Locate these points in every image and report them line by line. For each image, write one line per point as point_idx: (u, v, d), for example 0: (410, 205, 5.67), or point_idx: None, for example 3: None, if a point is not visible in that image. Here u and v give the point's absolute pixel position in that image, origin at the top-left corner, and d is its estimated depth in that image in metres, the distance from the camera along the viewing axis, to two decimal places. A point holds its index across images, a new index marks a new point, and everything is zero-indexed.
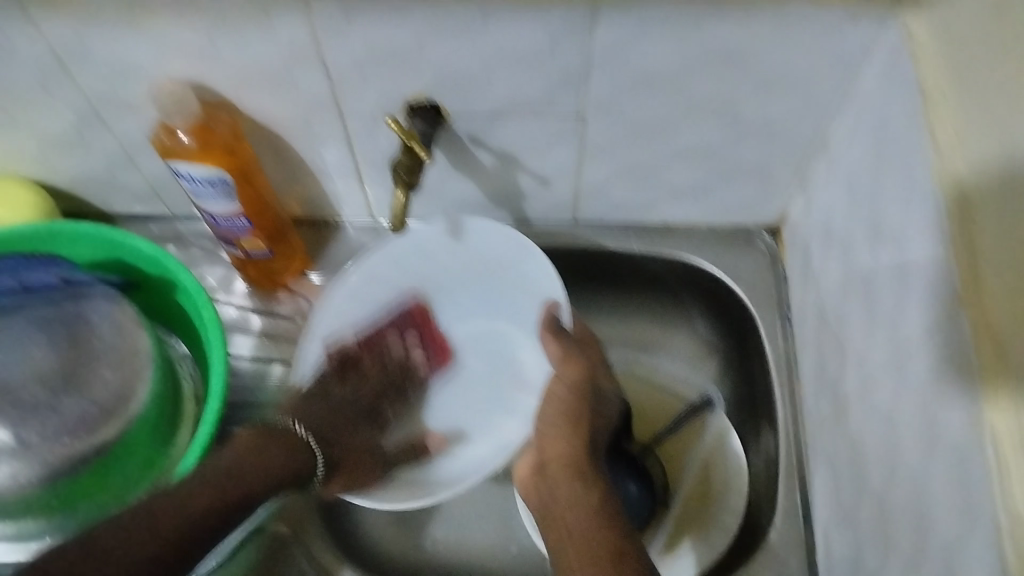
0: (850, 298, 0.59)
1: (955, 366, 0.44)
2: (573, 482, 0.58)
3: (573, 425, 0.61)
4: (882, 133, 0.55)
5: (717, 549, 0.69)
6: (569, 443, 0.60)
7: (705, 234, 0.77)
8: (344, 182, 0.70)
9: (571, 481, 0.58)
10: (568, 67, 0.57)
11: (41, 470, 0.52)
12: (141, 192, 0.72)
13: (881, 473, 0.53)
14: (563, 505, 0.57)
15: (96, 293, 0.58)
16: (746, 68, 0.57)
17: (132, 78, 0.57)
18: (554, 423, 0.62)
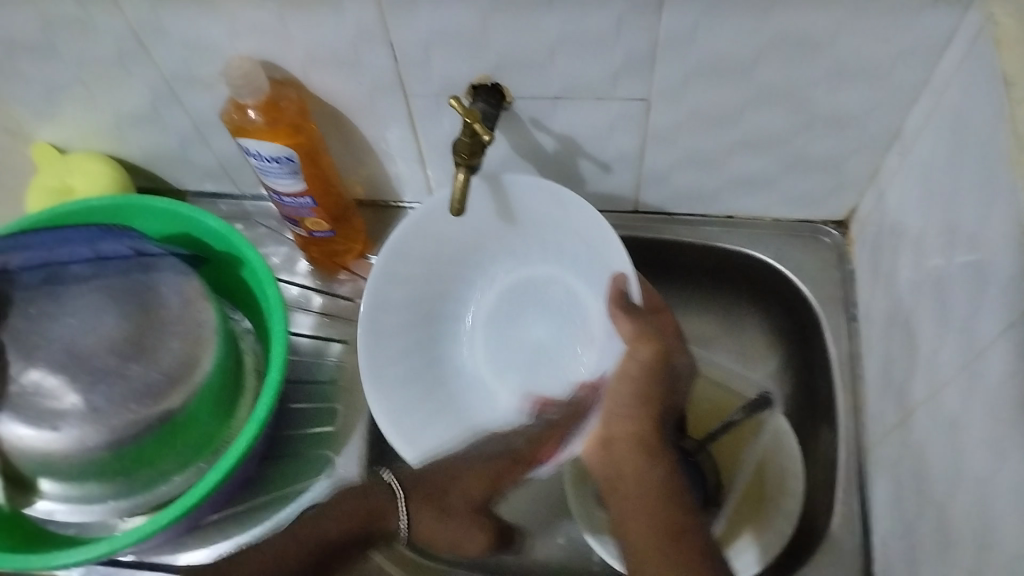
0: (920, 299, 0.57)
1: None
2: (641, 458, 0.56)
3: (642, 403, 0.57)
4: (961, 124, 0.52)
5: (775, 545, 0.67)
6: (637, 422, 0.57)
7: (769, 228, 0.75)
8: (406, 164, 0.71)
9: (638, 457, 0.56)
10: (635, 50, 0.56)
11: (109, 436, 0.54)
12: (211, 169, 0.74)
13: (945, 483, 0.51)
14: (628, 478, 0.55)
15: (166, 266, 0.61)
16: (818, 53, 0.55)
17: (205, 56, 0.59)
18: (625, 403, 0.57)
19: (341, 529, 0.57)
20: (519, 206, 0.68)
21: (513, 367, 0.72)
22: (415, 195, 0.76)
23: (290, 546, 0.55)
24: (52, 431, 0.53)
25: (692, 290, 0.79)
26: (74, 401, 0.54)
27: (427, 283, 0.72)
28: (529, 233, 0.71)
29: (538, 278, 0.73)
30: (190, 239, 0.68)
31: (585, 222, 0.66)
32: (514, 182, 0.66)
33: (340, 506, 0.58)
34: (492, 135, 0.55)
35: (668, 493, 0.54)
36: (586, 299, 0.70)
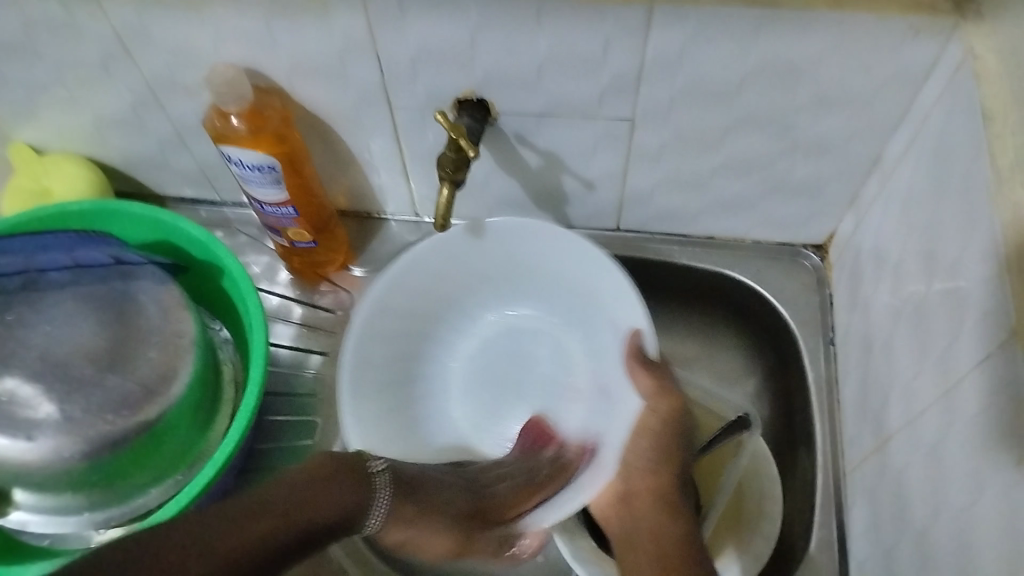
0: (898, 325, 0.57)
1: (1009, 408, 0.42)
2: (658, 512, 0.59)
3: (663, 460, 0.60)
4: (941, 154, 0.52)
5: (761, 559, 0.66)
6: (653, 476, 0.60)
7: (749, 249, 0.75)
8: (390, 177, 0.71)
9: (655, 512, 0.59)
10: (622, 71, 0.56)
11: (84, 447, 0.53)
12: (193, 176, 0.74)
13: (924, 510, 0.51)
14: (646, 536, 0.59)
15: (145, 275, 0.60)
16: (802, 80, 0.55)
17: (191, 63, 0.59)
18: (645, 457, 0.60)
19: (325, 518, 0.42)
20: (535, 246, 0.69)
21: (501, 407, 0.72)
22: (398, 207, 0.76)
23: (308, 495, 0.42)
24: (27, 441, 0.52)
25: (670, 313, 0.80)
26: (51, 411, 0.53)
27: (412, 312, 0.72)
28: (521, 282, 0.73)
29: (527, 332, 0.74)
30: (173, 248, 0.67)
31: (581, 263, 0.68)
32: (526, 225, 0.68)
33: (332, 471, 0.46)
34: (477, 151, 0.55)
35: (685, 549, 0.57)
36: (571, 352, 0.72)
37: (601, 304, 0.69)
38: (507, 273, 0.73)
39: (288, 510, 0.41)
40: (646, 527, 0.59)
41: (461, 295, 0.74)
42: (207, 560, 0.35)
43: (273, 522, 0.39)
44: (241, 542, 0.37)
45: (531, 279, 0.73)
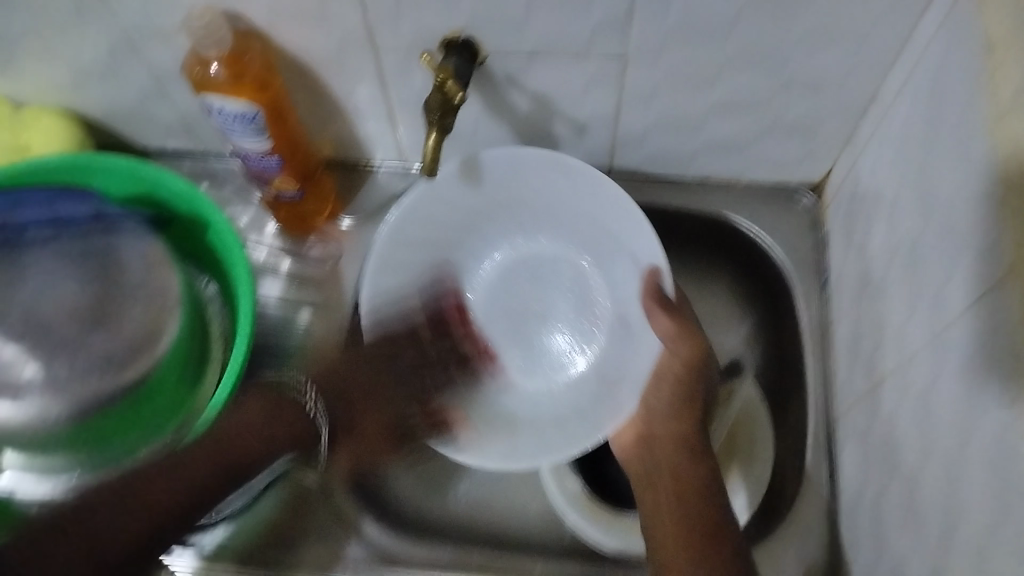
0: (893, 264, 0.57)
1: (1000, 346, 0.42)
2: (679, 453, 0.60)
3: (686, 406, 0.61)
4: (938, 89, 0.51)
5: (758, 494, 0.66)
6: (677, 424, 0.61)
7: (744, 192, 0.74)
8: (377, 124, 0.69)
9: (677, 453, 0.60)
10: (611, 10, 0.54)
11: (71, 405, 0.52)
12: (174, 127, 0.72)
13: (914, 448, 0.51)
14: (665, 473, 0.60)
15: (127, 230, 0.58)
16: (797, 15, 0.54)
17: (165, 8, 0.57)
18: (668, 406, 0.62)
19: (213, 471, 0.54)
20: (559, 182, 0.69)
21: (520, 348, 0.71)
22: (387, 155, 0.74)
23: (228, 433, 0.57)
24: (13, 402, 0.52)
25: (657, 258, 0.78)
26: (36, 371, 0.52)
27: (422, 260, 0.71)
28: (542, 216, 0.72)
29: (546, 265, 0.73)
30: (155, 203, 0.66)
31: (589, 189, 0.68)
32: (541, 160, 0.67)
33: (277, 404, 0.62)
34: (463, 96, 0.53)
35: (704, 491, 0.58)
36: (593, 286, 0.71)
37: (614, 237, 0.69)
38: (522, 204, 0.71)
39: (213, 449, 0.56)
40: (667, 467, 0.60)
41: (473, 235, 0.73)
42: (130, 526, 0.49)
43: (204, 461, 0.54)
44: (164, 487, 0.51)
45: (549, 214, 0.72)
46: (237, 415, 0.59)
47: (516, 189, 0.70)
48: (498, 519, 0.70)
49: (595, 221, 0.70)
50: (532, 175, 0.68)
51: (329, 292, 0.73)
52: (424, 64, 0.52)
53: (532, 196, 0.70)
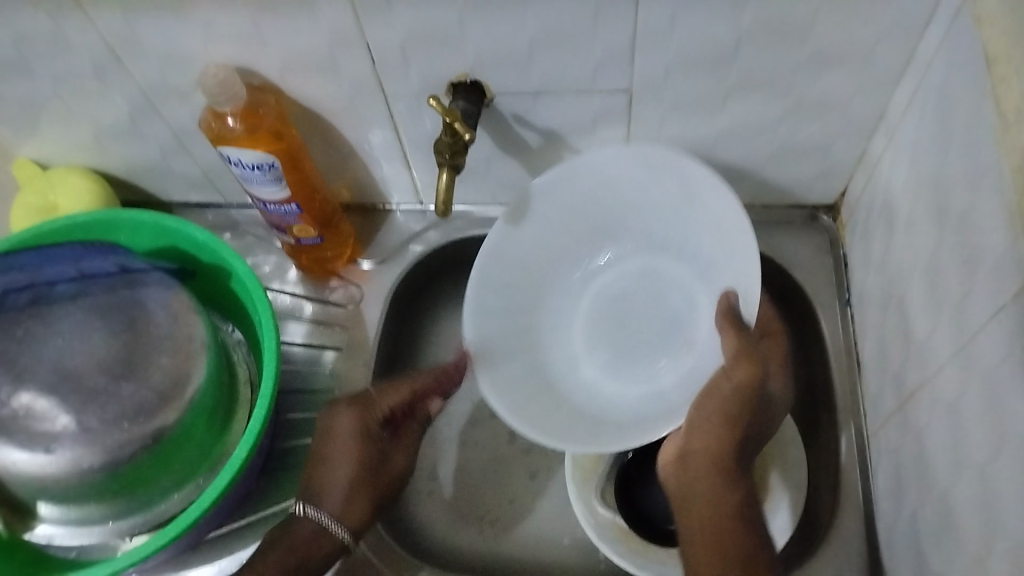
0: (913, 280, 0.56)
1: None
2: (728, 485, 0.52)
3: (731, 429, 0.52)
4: (945, 103, 0.51)
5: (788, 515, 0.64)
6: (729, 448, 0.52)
7: (761, 215, 0.74)
8: (392, 167, 0.70)
9: (725, 482, 0.52)
10: (614, 43, 0.55)
11: (102, 457, 0.53)
12: (196, 180, 0.74)
13: (948, 468, 0.50)
14: (703, 502, 0.52)
15: (152, 281, 0.60)
16: (799, 38, 0.54)
17: (182, 67, 0.59)
18: (710, 420, 0.53)
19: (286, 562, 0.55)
20: (628, 175, 0.65)
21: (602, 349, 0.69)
22: (402, 196, 0.75)
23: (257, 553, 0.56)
24: (46, 454, 0.53)
25: None
26: (67, 422, 0.53)
27: (528, 278, 0.70)
28: (648, 213, 0.68)
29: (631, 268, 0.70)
30: (179, 253, 0.67)
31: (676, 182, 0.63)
32: (626, 160, 0.65)
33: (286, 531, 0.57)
34: (473, 134, 0.55)
35: (745, 535, 0.50)
36: (701, 306, 0.65)
37: (705, 221, 0.63)
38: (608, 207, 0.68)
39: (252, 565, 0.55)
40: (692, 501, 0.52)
41: (580, 250, 0.71)
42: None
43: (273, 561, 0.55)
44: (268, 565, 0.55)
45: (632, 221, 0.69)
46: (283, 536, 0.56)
47: (598, 204, 0.68)
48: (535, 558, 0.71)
49: (696, 207, 0.63)
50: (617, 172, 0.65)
51: (353, 333, 0.73)
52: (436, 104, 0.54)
53: (609, 199, 0.67)
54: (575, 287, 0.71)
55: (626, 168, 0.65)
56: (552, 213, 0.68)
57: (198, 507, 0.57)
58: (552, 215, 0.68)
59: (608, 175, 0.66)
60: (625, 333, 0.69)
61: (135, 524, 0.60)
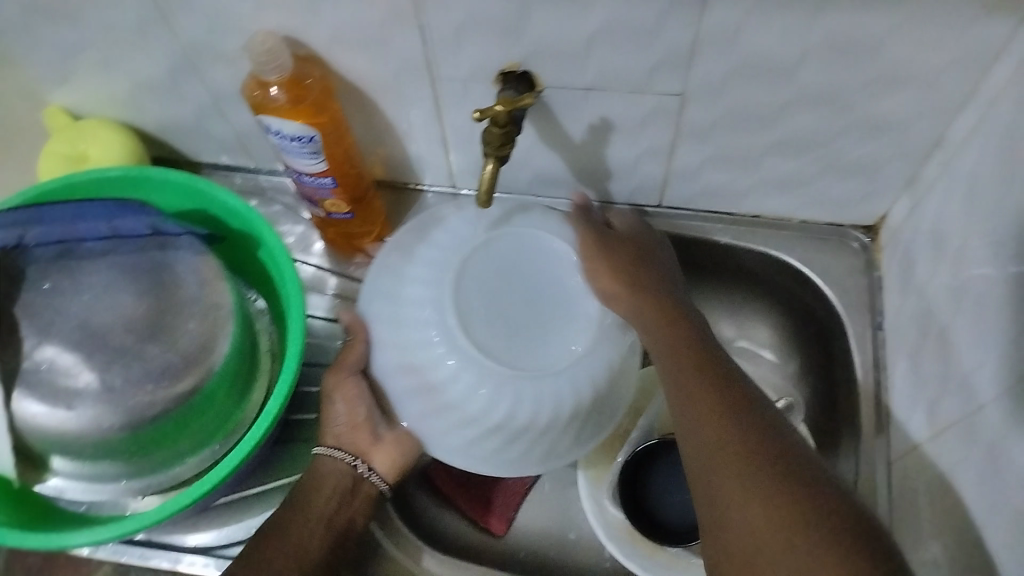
0: (956, 314, 0.55)
1: None
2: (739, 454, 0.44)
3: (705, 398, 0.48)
4: (1010, 140, 0.50)
5: None
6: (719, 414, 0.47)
7: (796, 228, 0.73)
8: (429, 147, 0.69)
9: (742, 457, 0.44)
10: (674, 46, 0.54)
11: (124, 417, 0.53)
12: (228, 143, 0.72)
13: (983, 509, 0.49)
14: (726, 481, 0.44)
15: (183, 244, 0.59)
16: (864, 60, 0.53)
17: (230, 30, 0.57)
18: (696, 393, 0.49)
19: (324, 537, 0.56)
20: (485, 267, 0.56)
21: (435, 426, 0.56)
22: (435, 178, 0.74)
23: (292, 532, 0.55)
24: (68, 411, 0.52)
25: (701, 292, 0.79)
26: (90, 379, 0.52)
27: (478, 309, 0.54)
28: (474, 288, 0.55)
29: (466, 403, 0.54)
30: (209, 216, 0.66)
31: (484, 271, 0.56)
32: (449, 257, 0.56)
33: (313, 489, 0.57)
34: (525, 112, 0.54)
35: (762, 474, 0.43)
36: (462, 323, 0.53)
37: (478, 274, 0.55)
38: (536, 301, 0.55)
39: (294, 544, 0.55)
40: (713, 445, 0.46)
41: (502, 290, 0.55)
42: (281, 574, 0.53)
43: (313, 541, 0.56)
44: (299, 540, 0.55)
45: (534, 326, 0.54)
46: (321, 492, 0.57)
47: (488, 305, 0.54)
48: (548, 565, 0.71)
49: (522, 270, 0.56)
50: (419, 284, 0.56)
51: None
52: (498, 106, 0.52)
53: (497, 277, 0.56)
54: (517, 328, 0.54)
55: (439, 294, 0.55)
56: (476, 279, 0.55)
57: (214, 476, 0.56)
58: (428, 276, 0.56)
59: (469, 282, 0.55)
60: (466, 418, 0.54)
61: (147, 487, 0.60)
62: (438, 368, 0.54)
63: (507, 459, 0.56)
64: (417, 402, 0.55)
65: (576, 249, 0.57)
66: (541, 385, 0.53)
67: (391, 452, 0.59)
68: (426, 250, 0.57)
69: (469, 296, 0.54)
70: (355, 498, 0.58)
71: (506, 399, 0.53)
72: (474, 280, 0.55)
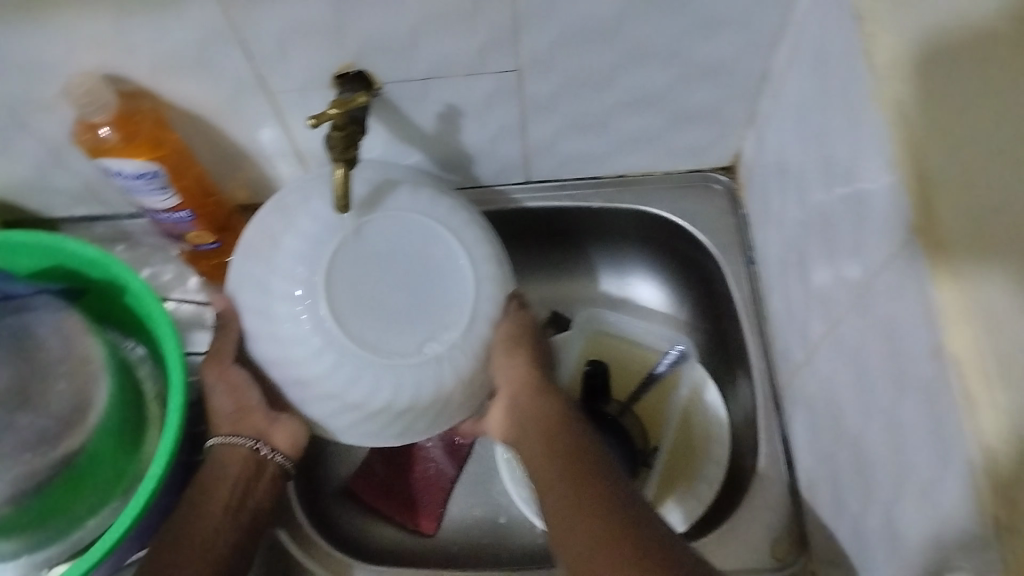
0: (809, 236, 0.58)
1: (911, 290, 0.42)
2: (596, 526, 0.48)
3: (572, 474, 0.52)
4: (822, 63, 0.52)
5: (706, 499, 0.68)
6: (571, 492, 0.51)
7: (660, 181, 0.75)
8: (286, 163, 0.68)
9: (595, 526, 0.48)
10: (497, 23, 0.54)
11: (5, 492, 0.51)
12: (78, 194, 0.70)
13: (857, 414, 0.51)
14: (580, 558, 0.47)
15: (39, 305, 0.58)
16: (680, 10, 0.54)
17: (46, 79, 0.55)
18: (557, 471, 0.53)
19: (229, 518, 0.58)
20: (359, 249, 0.55)
21: (323, 410, 0.56)
22: None
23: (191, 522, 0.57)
24: None
25: (585, 259, 0.80)
26: None
27: (355, 301, 0.54)
28: (346, 280, 0.54)
29: (348, 392, 0.54)
30: (69, 271, 0.64)
31: (355, 260, 0.55)
32: (317, 251, 0.55)
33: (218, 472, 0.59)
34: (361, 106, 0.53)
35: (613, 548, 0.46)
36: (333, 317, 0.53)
37: (355, 263, 0.55)
38: (421, 284, 0.56)
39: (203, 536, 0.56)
40: (564, 519, 0.50)
41: (380, 279, 0.55)
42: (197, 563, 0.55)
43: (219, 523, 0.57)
44: (206, 534, 0.56)
45: (409, 310, 0.55)
46: (229, 472, 0.60)
47: (364, 293, 0.55)
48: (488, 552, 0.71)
49: (401, 254, 0.56)
50: (288, 277, 0.54)
51: None
52: (332, 110, 0.52)
53: (377, 262, 0.56)
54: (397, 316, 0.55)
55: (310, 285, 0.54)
56: (349, 269, 0.55)
57: (117, 530, 0.54)
58: (298, 263, 0.54)
59: (340, 273, 0.55)
60: (351, 403, 0.54)
61: (53, 557, 0.58)
62: (316, 362, 0.54)
63: (390, 430, 0.57)
64: (303, 391, 0.55)
65: (500, 335, 0.58)
66: (423, 366, 0.54)
67: (287, 433, 0.61)
68: (293, 239, 0.55)
69: (343, 286, 0.54)
70: (257, 483, 0.61)
71: (381, 387, 0.54)
72: (349, 271, 0.55)
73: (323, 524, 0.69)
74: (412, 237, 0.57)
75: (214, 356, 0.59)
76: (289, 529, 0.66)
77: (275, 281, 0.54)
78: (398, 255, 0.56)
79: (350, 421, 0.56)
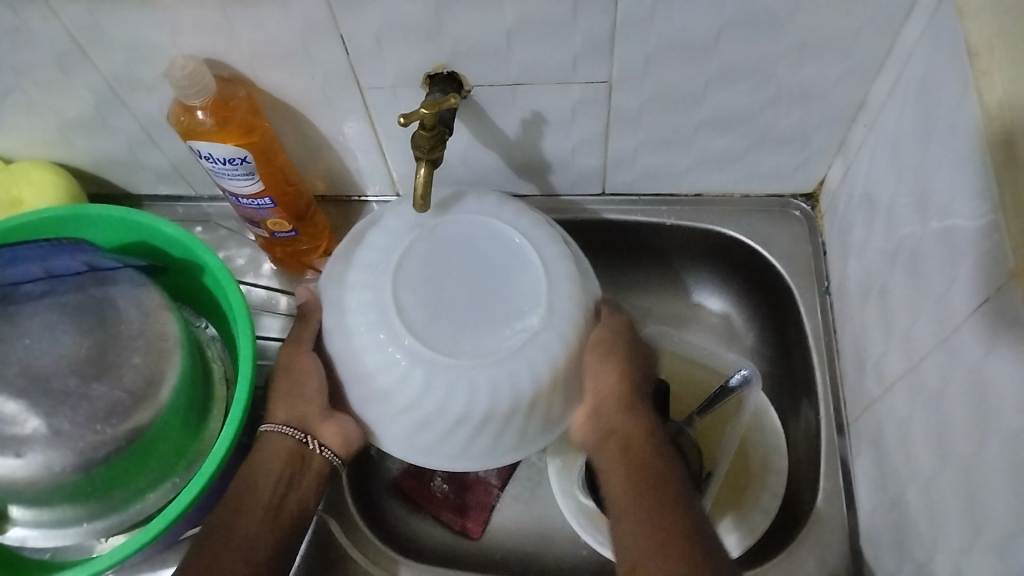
0: (893, 271, 0.56)
1: (1007, 337, 0.40)
2: (654, 505, 0.51)
3: (632, 447, 0.55)
4: (926, 96, 0.51)
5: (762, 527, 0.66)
6: (633, 468, 0.54)
7: (738, 203, 0.74)
8: (367, 158, 0.69)
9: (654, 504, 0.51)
10: (593, 34, 0.54)
11: (75, 458, 0.52)
12: (164, 173, 0.72)
13: (930, 458, 0.50)
14: (640, 528, 0.50)
15: (122, 278, 0.59)
16: (780, 32, 0.54)
17: (150, 59, 0.57)
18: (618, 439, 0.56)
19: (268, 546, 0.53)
20: (421, 268, 0.56)
21: (385, 409, 0.55)
22: (378, 188, 0.74)
23: (225, 540, 0.53)
24: (17, 458, 0.52)
25: (650, 274, 0.79)
26: (37, 425, 0.52)
27: (423, 299, 0.54)
28: (416, 279, 0.55)
29: (422, 402, 0.54)
30: (151, 248, 0.66)
31: (414, 266, 0.56)
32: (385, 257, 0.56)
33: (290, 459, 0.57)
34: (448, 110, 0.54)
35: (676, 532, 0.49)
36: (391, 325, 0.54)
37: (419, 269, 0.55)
38: (485, 277, 0.56)
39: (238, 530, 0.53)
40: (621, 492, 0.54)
41: (445, 278, 0.55)
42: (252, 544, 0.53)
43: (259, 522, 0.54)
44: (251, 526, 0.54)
45: (494, 318, 0.54)
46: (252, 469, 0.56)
47: (431, 293, 0.55)
48: (524, 556, 0.71)
49: (469, 255, 0.57)
50: (361, 288, 0.56)
51: None
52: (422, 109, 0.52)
53: (445, 261, 0.56)
54: (474, 313, 0.54)
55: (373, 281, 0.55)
56: (413, 273, 0.55)
57: (177, 506, 0.55)
58: (360, 276, 0.56)
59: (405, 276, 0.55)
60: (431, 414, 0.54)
61: (111, 527, 0.59)
62: (409, 388, 0.53)
63: (503, 450, 0.57)
64: (361, 386, 0.56)
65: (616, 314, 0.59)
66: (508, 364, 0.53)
67: (337, 432, 0.57)
68: (366, 252, 0.57)
69: (412, 286, 0.55)
70: (303, 478, 0.57)
71: (458, 388, 0.53)
72: (413, 269, 0.55)
73: (373, 517, 0.70)
74: (480, 227, 0.58)
75: (291, 340, 0.59)
76: (339, 520, 0.67)
77: (347, 300, 0.56)
78: (467, 258, 0.57)
79: (457, 449, 0.56)
